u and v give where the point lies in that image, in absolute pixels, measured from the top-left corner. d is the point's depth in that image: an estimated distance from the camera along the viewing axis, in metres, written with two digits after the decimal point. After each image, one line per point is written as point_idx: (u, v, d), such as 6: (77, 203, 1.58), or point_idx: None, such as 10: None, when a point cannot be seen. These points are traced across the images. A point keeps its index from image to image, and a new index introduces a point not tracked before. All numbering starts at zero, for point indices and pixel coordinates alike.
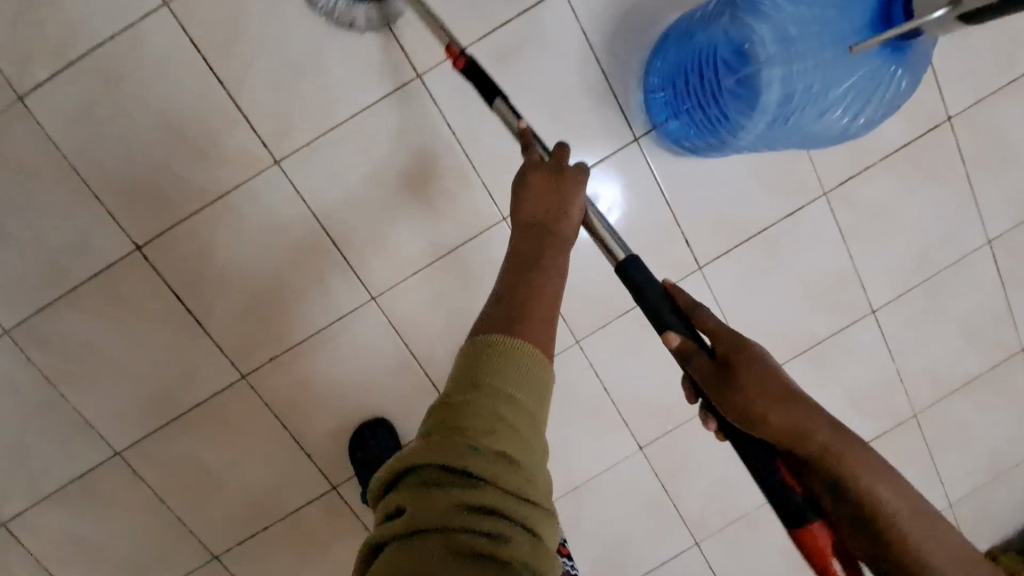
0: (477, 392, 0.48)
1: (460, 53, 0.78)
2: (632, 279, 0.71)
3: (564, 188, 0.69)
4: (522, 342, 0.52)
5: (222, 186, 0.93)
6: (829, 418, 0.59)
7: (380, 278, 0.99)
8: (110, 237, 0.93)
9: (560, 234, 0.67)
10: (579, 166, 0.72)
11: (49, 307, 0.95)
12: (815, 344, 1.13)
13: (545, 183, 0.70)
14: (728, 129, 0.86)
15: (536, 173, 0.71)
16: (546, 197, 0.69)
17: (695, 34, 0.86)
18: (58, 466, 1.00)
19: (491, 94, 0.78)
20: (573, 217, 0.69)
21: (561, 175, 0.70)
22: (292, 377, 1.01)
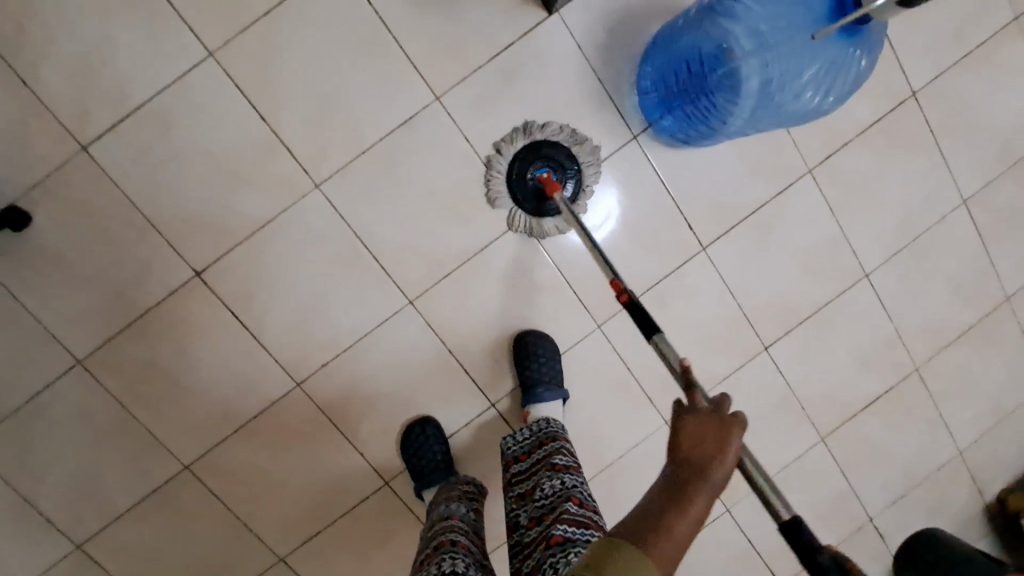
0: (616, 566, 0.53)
1: (624, 288, 0.82)
2: (800, 544, 0.55)
3: (722, 441, 0.61)
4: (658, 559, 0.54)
5: (271, 212, 1.03)
6: None
7: (415, 283, 1.09)
8: (171, 266, 1.03)
9: (710, 485, 0.59)
10: (740, 423, 0.63)
11: (119, 336, 1.03)
12: (817, 310, 1.22)
13: (703, 430, 0.62)
14: (718, 118, 0.97)
15: (692, 416, 0.63)
16: (704, 443, 0.61)
17: (679, 40, 0.98)
18: (131, 485, 1.08)
19: (650, 330, 0.77)
20: (724, 472, 0.60)
21: (727, 429, 0.62)
22: (342, 381, 1.10)
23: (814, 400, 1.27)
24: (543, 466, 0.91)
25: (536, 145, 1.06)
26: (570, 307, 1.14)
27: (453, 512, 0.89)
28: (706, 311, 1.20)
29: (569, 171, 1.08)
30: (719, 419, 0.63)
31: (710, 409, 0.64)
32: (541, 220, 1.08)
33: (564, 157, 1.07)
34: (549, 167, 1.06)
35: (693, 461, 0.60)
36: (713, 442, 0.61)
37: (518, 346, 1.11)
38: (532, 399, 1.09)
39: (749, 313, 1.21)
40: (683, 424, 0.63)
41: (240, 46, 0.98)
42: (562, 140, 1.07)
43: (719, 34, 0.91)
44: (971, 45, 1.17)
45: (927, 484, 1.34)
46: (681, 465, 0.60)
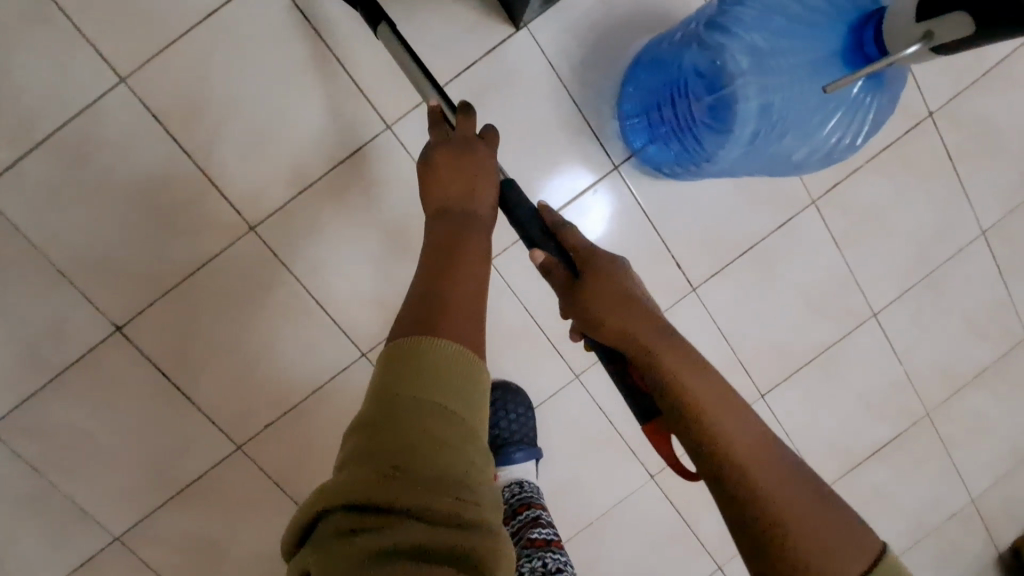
0: (402, 407, 0.47)
1: None
2: (511, 207, 0.72)
3: (470, 163, 0.69)
4: (440, 348, 0.51)
5: (202, 257, 0.91)
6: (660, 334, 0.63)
7: (369, 332, 0.97)
8: (89, 319, 0.91)
9: (473, 211, 0.67)
10: (486, 140, 0.72)
11: (33, 398, 0.92)
12: (818, 353, 1.11)
13: (449, 167, 0.69)
14: (710, 156, 0.85)
15: (442, 154, 0.70)
16: (455, 181, 0.68)
17: (669, 64, 0.85)
18: (55, 559, 0.97)
19: (375, 20, 0.78)
20: (483, 195, 0.69)
21: (471, 159, 0.69)
22: (290, 442, 0.99)
23: (814, 449, 1.15)
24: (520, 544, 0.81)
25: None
26: (543, 354, 1.03)
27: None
28: None
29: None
30: (462, 150, 0.70)
31: (455, 138, 0.71)
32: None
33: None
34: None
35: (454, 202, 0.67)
36: (461, 173, 0.69)
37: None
38: (502, 460, 0.96)
39: (743, 357, 1.09)
40: (436, 176, 0.69)
41: (158, 72, 0.85)
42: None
43: (710, 61, 0.78)
44: (995, 60, 1.04)
45: (937, 534, 1.23)
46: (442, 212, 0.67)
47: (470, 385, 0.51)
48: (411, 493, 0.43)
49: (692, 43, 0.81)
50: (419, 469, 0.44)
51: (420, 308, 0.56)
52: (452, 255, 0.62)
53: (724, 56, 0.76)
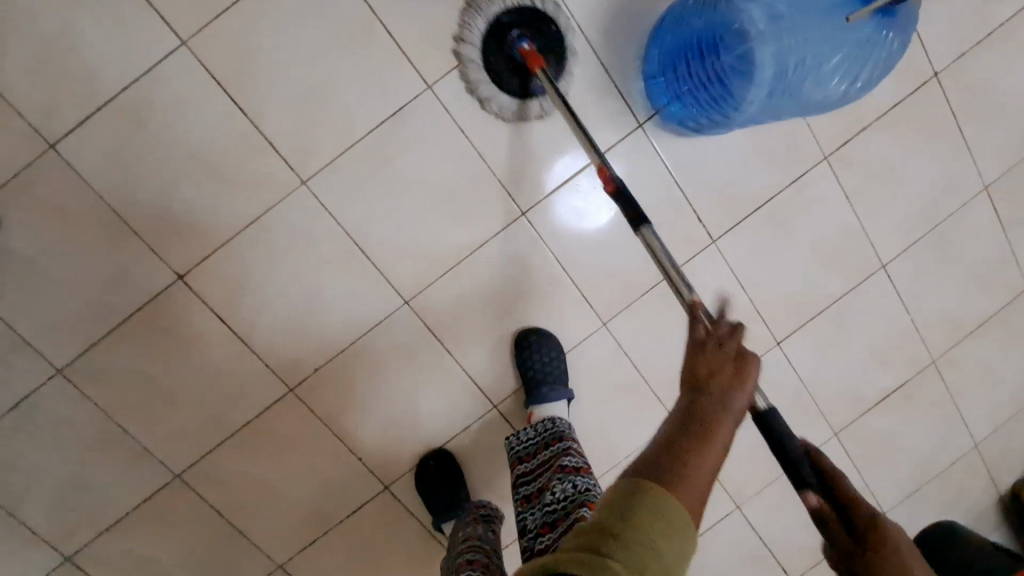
0: (634, 528, 0.47)
1: (611, 176, 0.81)
2: (773, 436, 0.64)
3: (738, 376, 0.60)
4: (675, 505, 0.49)
5: (256, 210, 0.97)
6: None
7: (410, 283, 1.04)
8: (152, 269, 0.97)
9: (723, 423, 0.57)
10: (752, 358, 0.61)
11: (100, 343, 0.98)
12: (832, 303, 1.17)
13: (720, 359, 0.60)
14: (731, 107, 0.92)
15: (706, 349, 0.61)
16: (716, 382, 0.59)
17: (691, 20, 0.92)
18: (121, 495, 1.04)
19: (638, 221, 0.78)
20: (746, 405, 0.60)
21: (745, 367, 0.60)
22: (337, 386, 1.06)
23: (828, 396, 1.22)
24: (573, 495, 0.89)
25: (517, 12, 0.96)
26: (573, 304, 1.09)
27: (469, 533, 0.94)
28: (715, 306, 1.14)
29: (546, 35, 0.97)
30: (733, 351, 0.61)
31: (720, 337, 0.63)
32: (517, 102, 0.99)
33: (537, 24, 0.97)
34: (508, 35, 0.96)
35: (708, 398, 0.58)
36: (731, 371, 0.60)
37: (518, 345, 1.07)
38: (536, 400, 1.04)
39: (760, 306, 1.15)
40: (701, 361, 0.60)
41: (216, 35, 0.91)
42: (539, 8, 0.97)
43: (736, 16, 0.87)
44: (997, 22, 1.10)
45: (941, 478, 1.30)
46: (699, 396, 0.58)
47: (688, 547, 0.49)
48: None
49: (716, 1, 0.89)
50: None
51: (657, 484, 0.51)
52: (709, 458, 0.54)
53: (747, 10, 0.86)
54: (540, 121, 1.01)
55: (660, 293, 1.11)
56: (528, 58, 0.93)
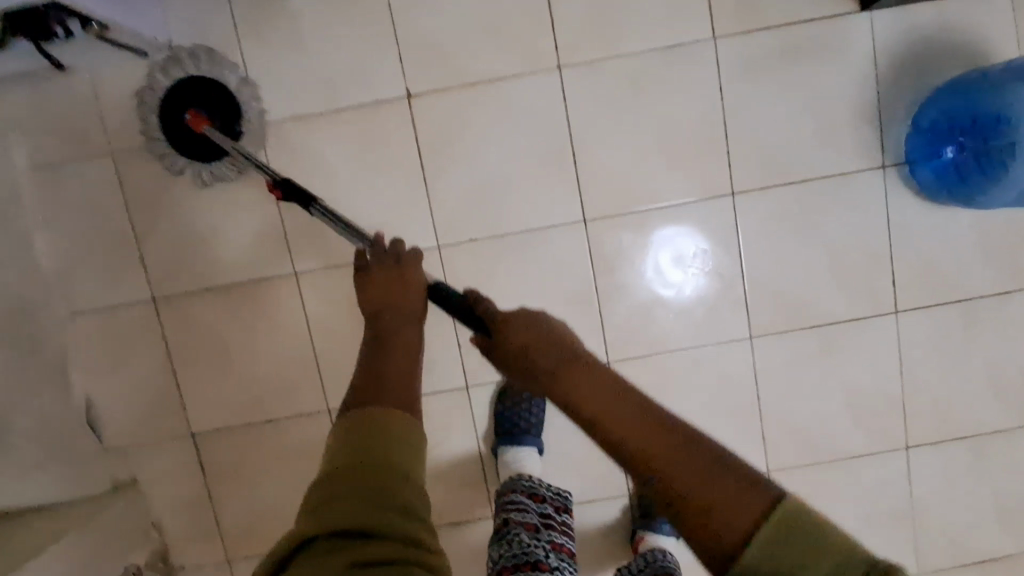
0: (370, 455, 0.54)
1: (271, 185, 0.82)
2: (438, 297, 0.74)
3: (402, 279, 0.75)
4: (385, 412, 0.58)
5: (505, 70, 0.99)
6: (596, 367, 0.59)
7: (597, 203, 1.02)
8: (389, 77, 1.00)
9: (407, 312, 0.72)
10: (411, 253, 0.78)
11: (308, 118, 1.01)
12: (980, 434, 1.08)
13: (379, 276, 0.75)
14: (995, 185, 0.90)
15: (377, 269, 0.76)
16: (387, 290, 0.74)
17: (985, 91, 0.90)
18: (236, 265, 1.05)
19: (306, 202, 0.81)
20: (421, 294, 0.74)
21: (404, 267, 0.76)
22: (480, 265, 1.04)
23: (930, 530, 1.10)
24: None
25: (178, 79, 0.96)
26: (731, 303, 1.04)
27: (541, 560, 0.88)
28: (862, 377, 1.06)
29: (220, 103, 0.96)
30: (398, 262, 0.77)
31: (378, 254, 0.78)
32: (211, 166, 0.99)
33: (194, 87, 0.95)
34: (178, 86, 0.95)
35: (386, 304, 0.72)
36: (392, 276, 0.75)
37: None
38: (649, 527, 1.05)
39: (907, 401, 1.06)
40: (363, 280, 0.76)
41: None
42: (223, 77, 0.97)
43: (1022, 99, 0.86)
44: None
45: None
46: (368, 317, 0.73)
47: (416, 442, 0.57)
48: (382, 518, 0.50)
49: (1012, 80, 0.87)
50: (392, 502, 0.51)
51: (361, 393, 0.61)
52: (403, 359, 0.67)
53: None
54: (795, 116, 1.00)
55: (818, 335, 1.04)
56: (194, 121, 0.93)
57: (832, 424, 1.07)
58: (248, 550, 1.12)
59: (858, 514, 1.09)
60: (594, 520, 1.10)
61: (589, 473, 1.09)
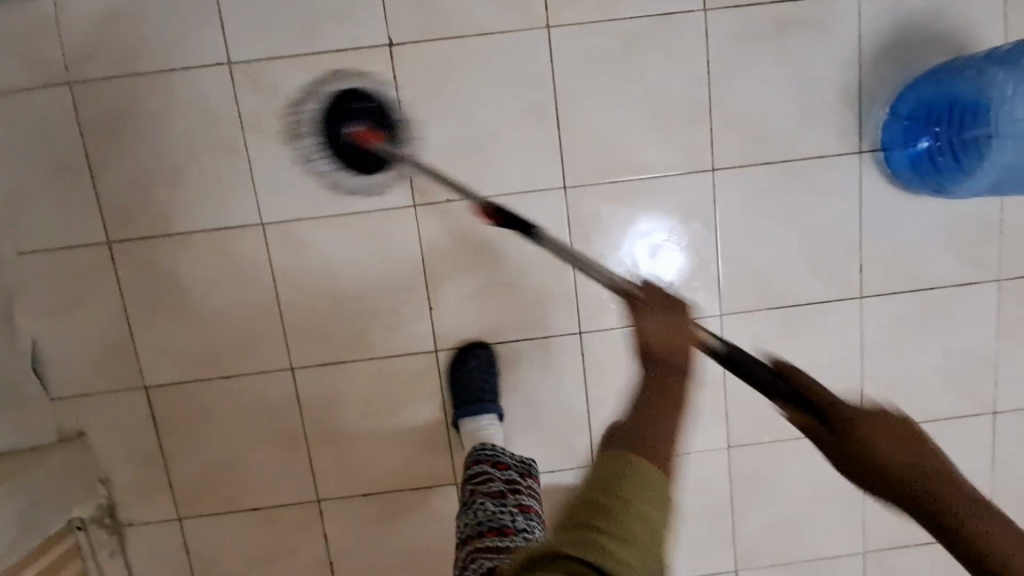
0: (621, 503, 0.50)
1: (489, 214, 0.86)
2: (644, 312, 0.60)
3: (669, 323, 0.59)
4: (644, 461, 0.52)
5: (492, 26, 0.97)
6: (906, 427, 0.49)
7: (579, 170, 1.01)
8: (371, 23, 0.96)
9: (636, 343, 0.59)
10: (649, 285, 0.63)
11: (282, 60, 0.96)
12: (931, 420, 1.11)
13: (645, 323, 0.59)
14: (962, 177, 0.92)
15: (640, 307, 0.61)
16: (655, 333, 0.59)
17: (956, 83, 0.90)
18: (199, 211, 1.00)
19: (527, 228, 0.82)
20: (664, 324, 0.59)
21: (665, 302, 0.60)
22: (456, 227, 1.02)
23: (877, 510, 1.14)
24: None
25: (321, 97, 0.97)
26: (704, 280, 1.05)
27: (506, 525, 0.83)
28: (826, 359, 1.08)
29: (373, 118, 0.98)
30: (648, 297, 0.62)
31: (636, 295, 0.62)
32: (341, 174, 1.00)
33: (372, 122, 0.98)
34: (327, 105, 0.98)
35: (640, 348, 0.58)
36: (664, 323, 0.59)
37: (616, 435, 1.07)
38: None
39: (866, 385, 1.09)
40: (649, 332, 0.59)
41: None
42: (344, 83, 0.98)
43: (1003, 87, 0.85)
44: None
45: None
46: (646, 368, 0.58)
47: (669, 498, 0.52)
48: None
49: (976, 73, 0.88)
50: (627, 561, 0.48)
51: (634, 436, 0.53)
52: (670, 394, 0.55)
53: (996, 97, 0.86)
54: (781, 95, 1.00)
55: (786, 316, 1.06)
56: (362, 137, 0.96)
57: None
58: (200, 507, 1.08)
59: (811, 493, 1.12)
60: (556, 488, 1.11)
61: (554, 441, 1.09)
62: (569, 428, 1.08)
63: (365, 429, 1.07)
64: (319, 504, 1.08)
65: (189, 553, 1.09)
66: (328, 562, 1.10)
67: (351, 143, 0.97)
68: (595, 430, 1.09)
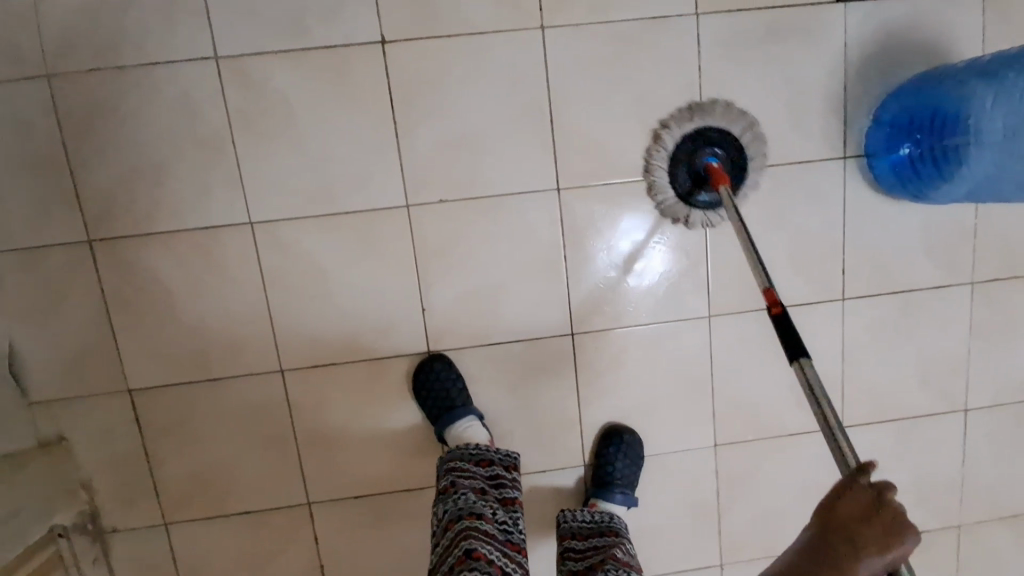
0: None
1: (777, 301, 0.79)
2: (859, 500, 0.62)
3: (892, 539, 0.59)
4: None
5: (487, 25, 0.96)
6: None
7: (572, 173, 1.01)
8: (363, 19, 0.94)
9: (838, 530, 0.61)
10: (891, 499, 0.62)
11: (271, 56, 0.94)
12: (907, 418, 1.16)
13: (870, 520, 0.60)
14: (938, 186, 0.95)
15: (858, 496, 0.62)
16: (870, 532, 0.60)
17: (936, 94, 0.93)
18: (184, 209, 0.97)
19: (797, 352, 0.75)
20: (889, 545, 0.59)
21: (891, 516, 0.61)
22: (450, 228, 1.01)
23: None
24: (604, 556, 0.91)
25: (700, 130, 1.00)
26: (694, 282, 1.07)
27: (487, 514, 0.88)
28: (810, 359, 1.11)
29: (735, 168, 1.01)
30: (886, 510, 0.61)
31: (870, 487, 0.63)
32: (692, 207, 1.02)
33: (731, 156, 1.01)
34: (716, 155, 1.00)
35: (840, 532, 0.60)
36: (880, 536, 0.60)
37: (607, 436, 1.08)
38: (603, 496, 1.06)
39: (847, 384, 1.13)
40: (861, 527, 0.60)
41: None
42: (733, 128, 1.01)
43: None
44: None
45: None
46: (837, 539, 0.60)
47: None
48: None
49: (956, 86, 0.90)
50: None
51: None
52: None
53: (973, 110, 0.88)
54: (770, 101, 1.02)
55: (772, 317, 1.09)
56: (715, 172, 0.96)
57: (778, 401, 1.12)
58: (185, 513, 1.06)
59: (794, 489, 1.16)
60: (547, 488, 1.12)
61: (546, 442, 1.10)
62: (559, 428, 1.10)
63: (356, 432, 1.06)
64: (309, 507, 1.07)
65: (173, 558, 1.07)
66: (317, 566, 1.09)
67: (705, 173, 0.99)
68: (587, 430, 1.10)
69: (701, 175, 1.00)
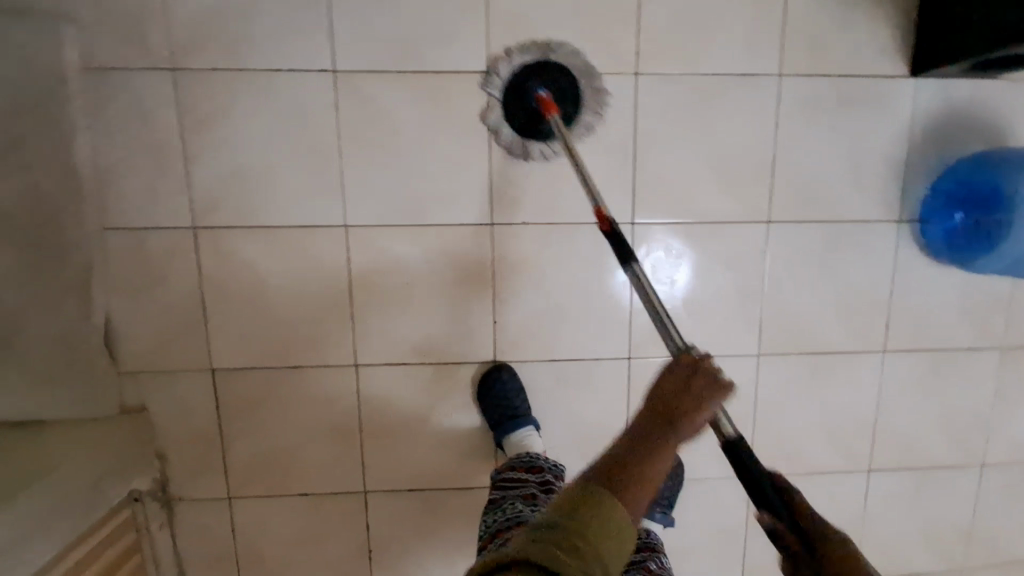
0: (581, 511, 0.62)
1: (606, 218, 0.87)
2: (670, 369, 0.70)
3: (697, 396, 0.67)
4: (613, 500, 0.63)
5: (586, 66, 1.03)
6: None
7: (647, 209, 1.08)
8: (473, 50, 1.01)
9: (662, 403, 0.67)
10: (704, 365, 0.69)
11: (385, 75, 1.01)
12: (928, 466, 1.23)
13: (680, 386, 0.68)
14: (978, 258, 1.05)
15: (672, 370, 0.69)
16: (685, 395, 0.67)
17: (985, 175, 1.03)
18: (285, 207, 1.04)
19: (629, 258, 0.84)
20: (707, 406, 0.67)
21: (695, 376, 0.68)
22: (528, 249, 1.08)
23: (870, 542, 1.26)
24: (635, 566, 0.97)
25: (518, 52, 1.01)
26: (747, 321, 1.14)
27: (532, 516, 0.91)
28: (845, 403, 1.18)
29: (564, 95, 1.01)
30: (700, 375, 0.68)
31: (685, 363, 0.70)
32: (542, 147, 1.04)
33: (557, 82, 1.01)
34: (551, 90, 1.00)
35: (661, 401, 0.67)
36: (695, 398, 0.67)
37: None
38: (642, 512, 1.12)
39: (877, 430, 1.20)
40: (678, 397, 0.67)
41: None
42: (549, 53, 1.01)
43: None
44: None
45: None
46: (658, 412, 0.67)
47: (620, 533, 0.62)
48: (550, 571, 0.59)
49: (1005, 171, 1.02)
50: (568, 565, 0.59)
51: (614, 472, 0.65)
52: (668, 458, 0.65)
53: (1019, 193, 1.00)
54: (837, 161, 1.09)
55: (816, 361, 1.16)
56: (545, 103, 0.97)
57: (811, 440, 1.19)
58: (250, 489, 1.12)
59: None
60: None
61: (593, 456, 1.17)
62: (606, 444, 1.16)
63: (418, 430, 1.13)
64: (365, 495, 1.14)
65: (234, 531, 1.14)
66: (367, 550, 1.16)
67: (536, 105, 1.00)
68: None
69: (536, 110, 1.00)
